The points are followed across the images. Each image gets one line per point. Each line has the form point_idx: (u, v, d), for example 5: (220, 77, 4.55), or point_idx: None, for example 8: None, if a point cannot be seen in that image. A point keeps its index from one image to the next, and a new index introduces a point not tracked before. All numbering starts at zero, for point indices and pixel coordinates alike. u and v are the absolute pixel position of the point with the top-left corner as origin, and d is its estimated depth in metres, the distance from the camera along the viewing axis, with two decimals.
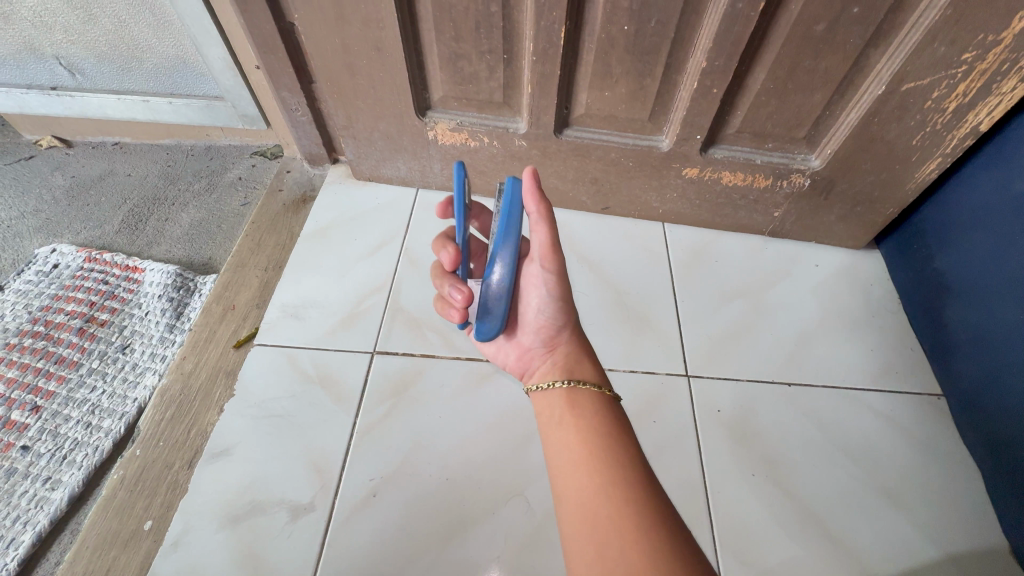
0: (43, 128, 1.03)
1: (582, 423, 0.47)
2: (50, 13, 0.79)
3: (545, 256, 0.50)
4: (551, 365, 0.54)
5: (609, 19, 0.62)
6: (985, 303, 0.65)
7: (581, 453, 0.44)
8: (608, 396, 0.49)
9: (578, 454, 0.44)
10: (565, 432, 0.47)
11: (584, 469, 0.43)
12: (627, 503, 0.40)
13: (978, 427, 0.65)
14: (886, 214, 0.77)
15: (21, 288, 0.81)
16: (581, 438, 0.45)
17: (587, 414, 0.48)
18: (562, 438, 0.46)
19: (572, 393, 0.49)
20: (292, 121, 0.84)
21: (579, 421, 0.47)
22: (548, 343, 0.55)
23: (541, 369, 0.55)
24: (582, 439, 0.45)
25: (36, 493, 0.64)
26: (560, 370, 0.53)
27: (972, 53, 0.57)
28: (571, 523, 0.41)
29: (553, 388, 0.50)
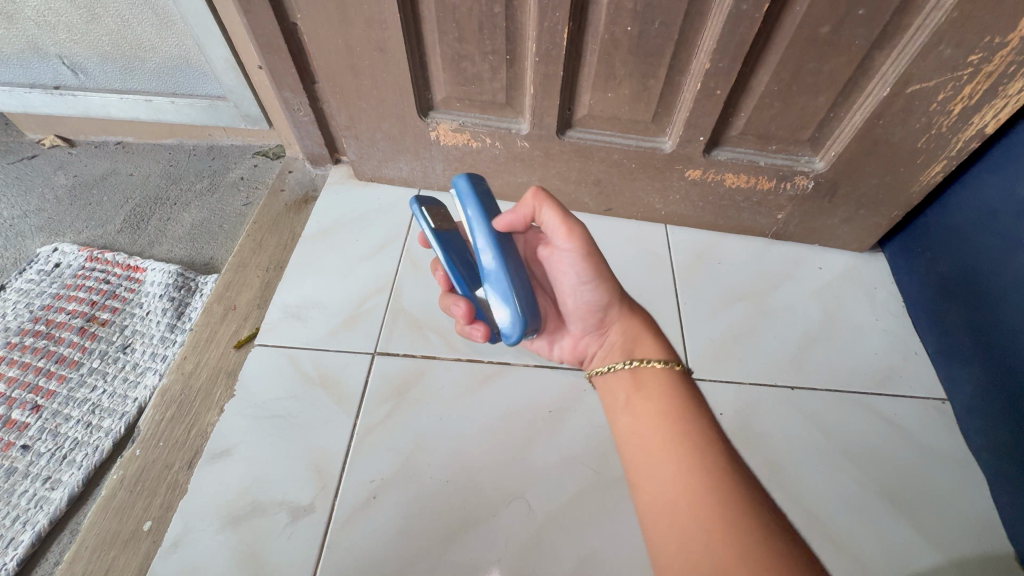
0: (46, 127, 1.04)
1: (654, 405, 0.49)
2: (54, 12, 0.79)
3: (565, 234, 0.53)
4: (607, 346, 0.57)
5: (612, 20, 0.62)
6: (990, 306, 0.65)
7: (655, 436, 0.47)
8: (677, 370, 0.52)
9: (653, 438, 0.47)
10: (636, 415, 0.50)
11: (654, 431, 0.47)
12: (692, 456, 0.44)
13: (984, 432, 0.65)
14: (890, 217, 0.77)
15: (23, 287, 0.81)
16: (653, 420, 0.48)
17: (658, 395, 0.50)
18: (633, 422, 0.49)
19: (640, 375, 0.52)
20: (294, 122, 0.84)
21: (649, 402, 0.49)
22: (600, 325, 0.58)
23: (601, 351, 0.58)
24: (655, 421, 0.48)
25: (36, 492, 0.63)
26: (620, 348, 0.56)
27: (978, 55, 0.57)
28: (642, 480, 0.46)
29: (617, 372, 0.53)
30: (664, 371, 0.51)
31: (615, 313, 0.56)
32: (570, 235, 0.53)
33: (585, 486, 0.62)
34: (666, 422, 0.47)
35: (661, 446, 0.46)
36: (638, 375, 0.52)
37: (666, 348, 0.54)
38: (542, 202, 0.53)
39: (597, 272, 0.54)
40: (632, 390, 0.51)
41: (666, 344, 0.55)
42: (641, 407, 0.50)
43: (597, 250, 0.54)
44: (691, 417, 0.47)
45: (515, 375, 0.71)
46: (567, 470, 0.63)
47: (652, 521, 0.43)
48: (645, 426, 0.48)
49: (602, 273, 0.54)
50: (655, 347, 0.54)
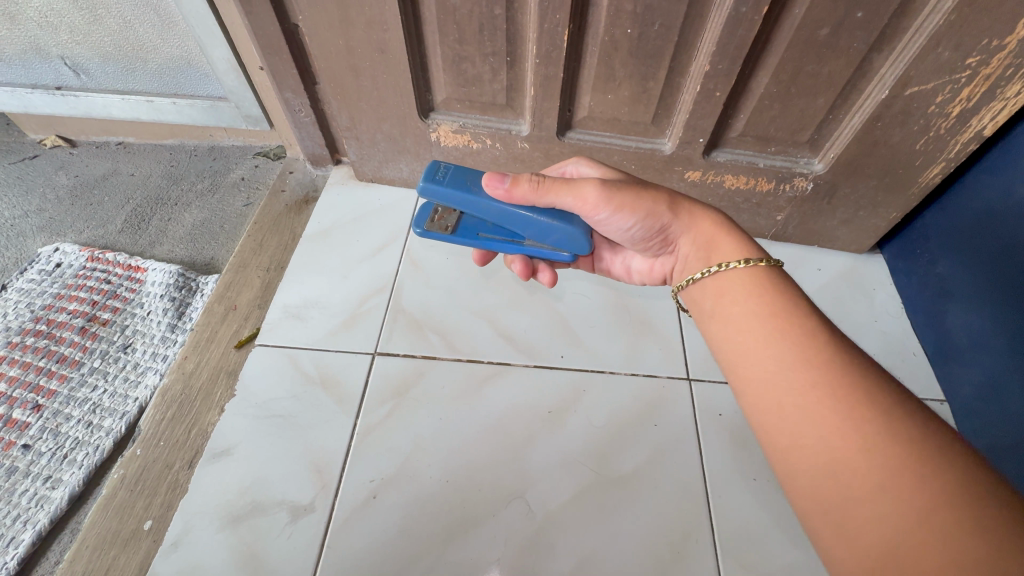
0: (47, 127, 1.04)
1: (749, 308, 0.46)
2: (56, 13, 0.79)
3: (588, 204, 0.53)
4: (681, 261, 0.57)
5: (612, 22, 0.62)
6: (988, 308, 0.65)
7: (759, 341, 0.44)
8: (759, 261, 0.49)
9: (757, 343, 0.45)
10: (731, 323, 0.47)
11: (756, 333, 0.45)
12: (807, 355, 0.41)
13: (981, 433, 0.65)
14: (889, 218, 0.77)
15: (24, 286, 0.81)
16: (752, 323, 0.45)
17: (750, 297, 0.47)
18: (729, 329, 0.47)
19: (727, 282, 0.49)
20: (296, 122, 0.85)
21: (743, 306, 0.47)
22: (666, 243, 0.57)
23: (677, 265, 0.58)
24: (753, 323, 0.45)
25: (36, 491, 0.64)
26: (697, 256, 0.54)
27: (976, 58, 0.57)
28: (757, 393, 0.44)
29: (698, 280, 0.52)
30: (750, 271, 0.48)
31: (678, 227, 0.54)
32: (587, 199, 0.52)
33: (584, 486, 0.63)
34: (766, 322, 0.45)
35: (768, 351, 0.44)
36: (724, 282, 0.49)
37: (746, 243, 0.51)
38: (516, 186, 0.51)
39: (637, 210, 0.53)
40: (721, 298, 0.49)
41: (745, 239, 0.51)
42: (734, 313, 0.48)
43: (624, 193, 0.52)
44: (791, 312, 0.44)
45: (515, 375, 0.71)
46: (566, 470, 0.64)
47: (770, 433, 0.42)
48: (744, 331, 0.46)
49: (642, 208, 0.53)
50: (736, 245, 0.51)
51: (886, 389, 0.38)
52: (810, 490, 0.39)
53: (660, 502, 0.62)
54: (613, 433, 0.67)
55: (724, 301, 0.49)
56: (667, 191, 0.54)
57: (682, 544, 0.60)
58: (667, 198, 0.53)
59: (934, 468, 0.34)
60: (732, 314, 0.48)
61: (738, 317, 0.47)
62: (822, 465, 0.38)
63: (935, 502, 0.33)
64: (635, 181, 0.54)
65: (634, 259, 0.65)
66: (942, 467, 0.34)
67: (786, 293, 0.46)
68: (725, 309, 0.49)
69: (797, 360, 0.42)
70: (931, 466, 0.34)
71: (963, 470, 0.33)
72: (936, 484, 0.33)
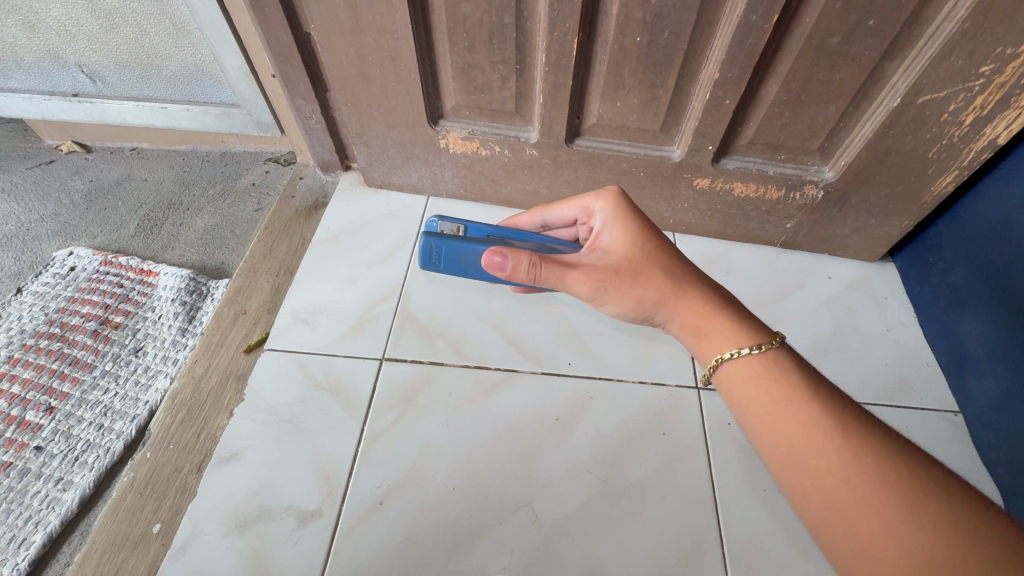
0: (64, 133, 1.06)
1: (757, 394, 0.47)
2: (74, 22, 0.81)
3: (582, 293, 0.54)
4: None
5: (622, 30, 0.62)
6: (1002, 318, 0.64)
7: (773, 428, 0.45)
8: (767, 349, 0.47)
9: (774, 429, 0.45)
10: (742, 406, 0.48)
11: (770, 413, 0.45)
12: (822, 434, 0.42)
13: (998, 445, 0.64)
14: (901, 227, 0.76)
15: (39, 290, 0.83)
16: (763, 411, 0.46)
17: (760, 383, 0.47)
18: (742, 412, 0.48)
19: (736, 372, 0.48)
20: (306, 129, 0.85)
21: (749, 392, 0.47)
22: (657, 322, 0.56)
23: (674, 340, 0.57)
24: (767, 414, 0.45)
25: (48, 493, 0.64)
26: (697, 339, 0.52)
27: (989, 66, 0.57)
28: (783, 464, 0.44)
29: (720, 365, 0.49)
30: (751, 358, 0.48)
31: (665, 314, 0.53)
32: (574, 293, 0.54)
33: (592, 495, 0.62)
34: (776, 407, 0.45)
35: (788, 448, 0.44)
36: (729, 371, 0.49)
37: (738, 322, 0.50)
38: (515, 264, 0.51)
39: (624, 302, 0.53)
40: (729, 388, 0.49)
41: (736, 318, 0.50)
42: (741, 396, 0.48)
43: (614, 286, 0.52)
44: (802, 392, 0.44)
45: (522, 382, 0.71)
46: (574, 479, 0.63)
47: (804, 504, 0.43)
48: (757, 415, 0.46)
49: (629, 301, 0.53)
50: (731, 325, 0.49)
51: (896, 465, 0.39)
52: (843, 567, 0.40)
53: (667, 513, 0.61)
54: (622, 442, 0.66)
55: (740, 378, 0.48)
56: (662, 276, 0.52)
57: (690, 555, 0.59)
58: (658, 284, 0.52)
59: (960, 566, 0.34)
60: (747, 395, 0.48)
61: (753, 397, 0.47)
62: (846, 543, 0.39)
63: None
64: (624, 271, 0.52)
65: None
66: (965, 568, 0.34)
67: (794, 373, 0.46)
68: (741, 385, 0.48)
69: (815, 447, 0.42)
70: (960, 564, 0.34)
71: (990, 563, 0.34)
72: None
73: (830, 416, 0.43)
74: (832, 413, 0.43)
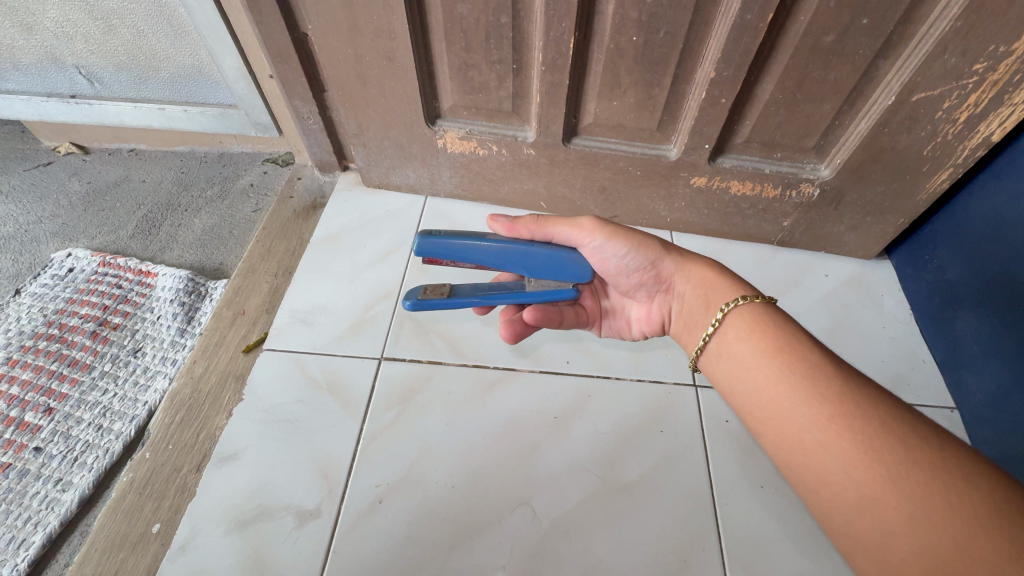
0: (62, 135, 1.06)
1: (753, 347, 0.48)
2: (72, 23, 0.81)
3: (589, 232, 0.57)
4: (675, 299, 0.58)
5: (618, 30, 0.62)
6: (998, 314, 0.65)
7: (769, 380, 0.46)
8: (766, 300, 0.50)
9: (769, 380, 0.46)
10: (738, 361, 0.49)
11: (766, 363, 0.46)
12: (813, 381, 0.43)
13: (993, 441, 0.64)
14: (897, 224, 0.77)
15: (37, 291, 0.83)
16: (759, 363, 0.47)
17: (757, 336, 0.48)
18: (737, 368, 0.49)
19: (733, 330, 0.50)
20: (304, 129, 0.86)
21: (746, 346, 0.49)
22: (661, 281, 0.58)
23: (672, 303, 0.59)
24: (763, 365, 0.46)
25: (47, 494, 0.64)
26: (700, 292, 0.55)
27: (983, 64, 0.57)
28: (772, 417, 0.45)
29: (727, 314, 0.51)
30: (748, 310, 0.50)
31: (672, 264, 0.56)
32: (574, 231, 0.57)
33: (591, 493, 0.62)
34: (773, 358, 0.46)
35: (778, 399, 0.45)
36: (729, 326, 0.51)
37: (741, 284, 0.53)
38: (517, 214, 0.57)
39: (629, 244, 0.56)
40: (724, 345, 0.51)
41: (739, 280, 0.54)
42: (739, 351, 0.49)
43: (618, 224, 0.56)
44: (794, 348, 0.46)
45: (520, 381, 0.71)
46: (572, 476, 0.64)
47: (791, 455, 0.43)
48: (754, 369, 0.47)
49: (635, 240, 0.56)
50: (733, 286, 0.53)
51: (884, 407, 0.41)
52: (838, 514, 0.40)
53: (666, 510, 0.62)
54: (621, 440, 0.66)
55: (737, 329, 0.50)
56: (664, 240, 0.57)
57: (688, 552, 0.59)
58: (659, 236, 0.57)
59: (945, 502, 0.35)
60: (742, 351, 0.49)
61: (749, 352, 0.48)
62: (838, 487, 0.40)
63: (963, 543, 0.34)
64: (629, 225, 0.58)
65: (632, 307, 0.64)
66: (962, 506, 0.35)
67: (789, 328, 0.48)
68: (738, 337, 0.49)
69: (810, 398, 0.43)
70: (952, 503, 0.35)
71: (986, 500, 0.35)
72: (961, 522, 0.34)
73: (823, 367, 0.44)
74: (826, 364, 0.44)
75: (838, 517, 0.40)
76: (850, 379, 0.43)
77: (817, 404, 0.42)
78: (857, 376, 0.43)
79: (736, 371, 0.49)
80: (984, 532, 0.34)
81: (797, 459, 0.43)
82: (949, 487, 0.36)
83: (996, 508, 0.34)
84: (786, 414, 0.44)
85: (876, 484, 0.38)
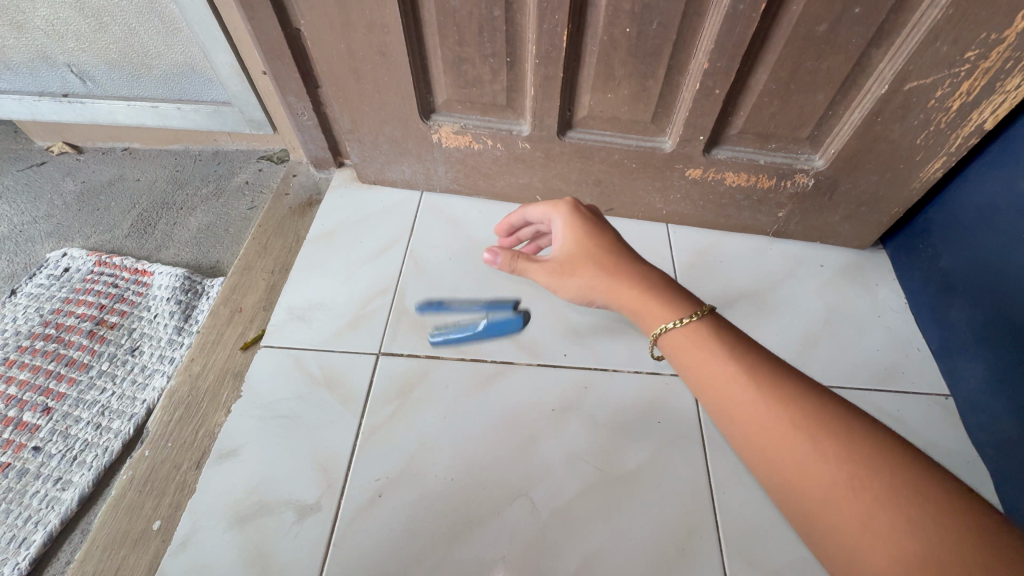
0: (54, 135, 1.06)
1: (701, 359, 0.47)
2: (62, 21, 0.81)
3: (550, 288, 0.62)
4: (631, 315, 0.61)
5: (611, 22, 0.62)
6: (993, 301, 0.65)
7: (724, 388, 0.45)
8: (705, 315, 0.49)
9: (724, 390, 0.45)
10: (692, 372, 0.48)
11: (718, 373, 0.46)
12: (767, 390, 0.43)
13: (989, 426, 0.65)
14: (891, 213, 0.77)
15: (33, 291, 0.83)
16: (713, 372, 0.46)
17: (711, 343, 0.47)
18: (691, 378, 0.48)
19: (680, 340, 0.49)
20: (298, 126, 0.85)
21: (699, 354, 0.48)
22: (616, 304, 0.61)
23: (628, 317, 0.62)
24: (720, 370, 0.46)
25: (47, 493, 0.65)
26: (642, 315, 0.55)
27: (974, 51, 0.57)
28: (733, 425, 0.45)
29: (667, 331, 0.49)
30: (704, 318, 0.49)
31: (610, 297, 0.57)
32: (540, 282, 0.62)
33: (590, 484, 0.63)
34: (725, 368, 0.46)
35: (735, 407, 0.44)
36: (668, 340, 0.50)
37: (684, 296, 0.51)
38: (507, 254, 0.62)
39: (569, 290, 0.59)
40: (676, 350, 0.49)
41: (681, 293, 0.52)
42: (691, 362, 0.48)
43: (564, 281, 0.59)
44: (744, 357, 0.46)
45: (518, 374, 0.71)
46: (571, 468, 0.64)
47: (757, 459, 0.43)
48: (707, 379, 0.46)
49: (575, 291, 0.59)
50: (671, 303, 0.51)
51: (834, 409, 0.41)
52: (804, 517, 0.40)
53: (663, 501, 0.62)
54: (618, 431, 0.67)
55: (681, 345, 0.49)
56: (598, 260, 0.56)
57: (686, 541, 0.60)
58: (593, 272, 0.56)
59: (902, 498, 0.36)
60: (692, 363, 0.48)
61: (700, 363, 0.47)
62: (802, 490, 0.40)
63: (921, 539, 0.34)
64: (568, 264, 0.58)
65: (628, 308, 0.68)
66: (931, 512, 0.35)
67: (730, 336, 0.48)
68: (684, 351, 0.49)
69: (765, 404, 0.43)
70: (908, 499, 0.36)
71: (941, 497, 0.35)
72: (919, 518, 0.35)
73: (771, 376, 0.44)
74: (772, 372, 0.44)
75: (806, 518, 0.40)
76: (806, 390, 0.43)
77: (780, 410, 0.42)
78: (806, 381, 0.44)
79: (692, 381, 0.48)
80: (941, 526, 0.34)
81: (766, 464, 0.42)
82: (904, 483, 0.37)
83: (950, 503, 0.35)
84: (744, 422, 0.44)
85: (838, 485, 0.38)
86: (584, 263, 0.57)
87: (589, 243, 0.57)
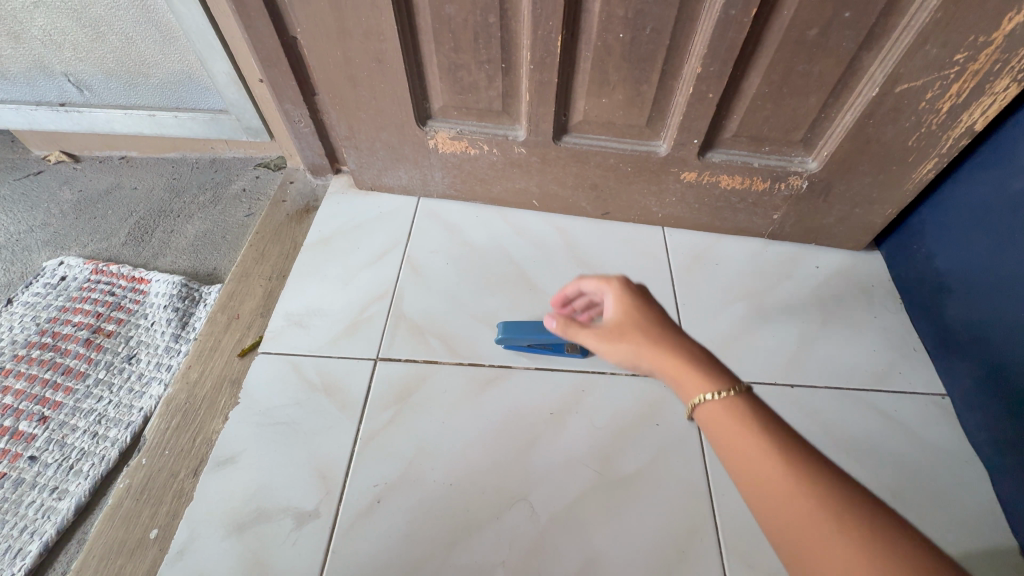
0: (51, 143, 1.06)
1: (741, 441, 0.39)
2: (59, 31, 0.81)
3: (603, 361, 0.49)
4: None
5: (604, 28, 0.63)
6: (987, 301, 0.65)
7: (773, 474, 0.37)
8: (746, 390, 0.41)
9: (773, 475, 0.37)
10: (730, 453, 0.39)
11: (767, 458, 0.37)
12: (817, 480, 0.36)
13: (985, 425, 0.65)
14: (885, 215, 0.78)
15: (29, 300, 0.82)
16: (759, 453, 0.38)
17: (756, 426, 0.39)
18: (731, 463, 0.39)
19: (714, 412, 0.40)
20: (295, 133, 0.86)
21: (741, 435, 0.39)
22: None
23: None
24: (774, 461, 0.37)
25: (43, 503, 0.64)
26: None
27: (964, 54, 0.58)
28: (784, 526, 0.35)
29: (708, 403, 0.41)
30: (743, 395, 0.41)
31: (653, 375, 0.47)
32: (586, 347, 0.49)
33: (589, 488, 0.63)
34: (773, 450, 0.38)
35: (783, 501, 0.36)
36: (705, 418, 0.41)
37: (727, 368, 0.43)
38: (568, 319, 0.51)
39: (616, 363, 0.46)
40: (712, 428, 0.40)
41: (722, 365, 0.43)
42: (730, 444, 0.39)
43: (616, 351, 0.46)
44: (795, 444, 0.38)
45: (516, 378, 0.71)
46: (570, 471, 0.64)
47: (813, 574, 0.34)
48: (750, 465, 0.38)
49: (625, 363, 0.46)
50: (713, 374, 0.42)
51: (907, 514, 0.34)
52: None
53: (663, 503, 0.62)
54: (616, 434, 0.67)
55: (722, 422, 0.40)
56: (643, 326, 0.46)
57: (686, 543, 0.60)
58: (637, 339, 0.45)
59: None
60: (734, 444, 0.39)
61: (741, 442, 0.39)
62: None
63: None
64: (611, 330, 0.47)
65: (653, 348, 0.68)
66: None
67: (770, 417, 0.40)
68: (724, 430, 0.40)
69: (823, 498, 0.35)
70: None
71: None
72: None
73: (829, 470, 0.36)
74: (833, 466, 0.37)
75: None
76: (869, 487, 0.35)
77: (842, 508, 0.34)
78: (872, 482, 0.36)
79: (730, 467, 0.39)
80: None
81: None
82: None
83: None
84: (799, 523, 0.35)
85: None
86: (626, 328, 0.46)
87: (633, 305, 0.48)
